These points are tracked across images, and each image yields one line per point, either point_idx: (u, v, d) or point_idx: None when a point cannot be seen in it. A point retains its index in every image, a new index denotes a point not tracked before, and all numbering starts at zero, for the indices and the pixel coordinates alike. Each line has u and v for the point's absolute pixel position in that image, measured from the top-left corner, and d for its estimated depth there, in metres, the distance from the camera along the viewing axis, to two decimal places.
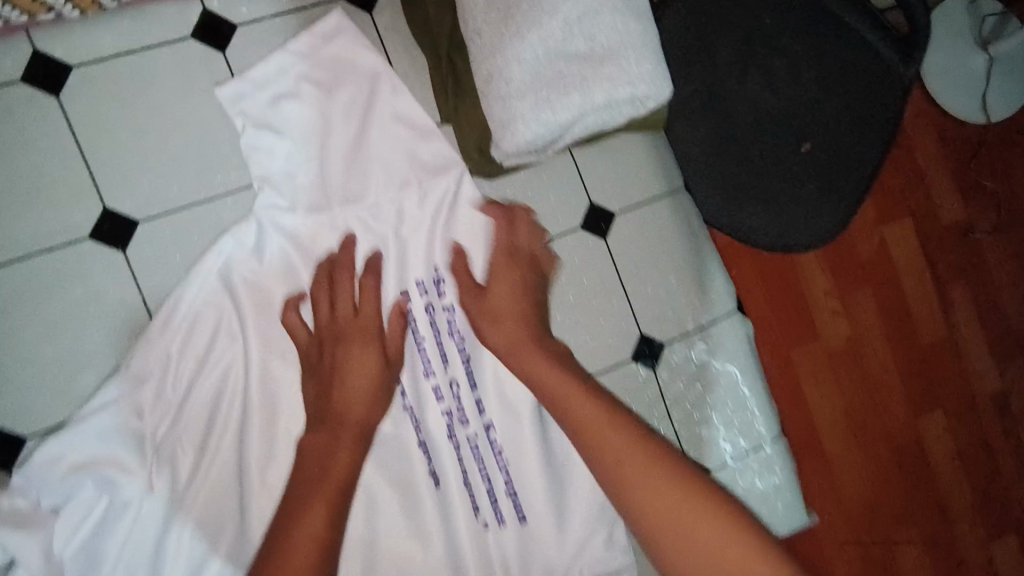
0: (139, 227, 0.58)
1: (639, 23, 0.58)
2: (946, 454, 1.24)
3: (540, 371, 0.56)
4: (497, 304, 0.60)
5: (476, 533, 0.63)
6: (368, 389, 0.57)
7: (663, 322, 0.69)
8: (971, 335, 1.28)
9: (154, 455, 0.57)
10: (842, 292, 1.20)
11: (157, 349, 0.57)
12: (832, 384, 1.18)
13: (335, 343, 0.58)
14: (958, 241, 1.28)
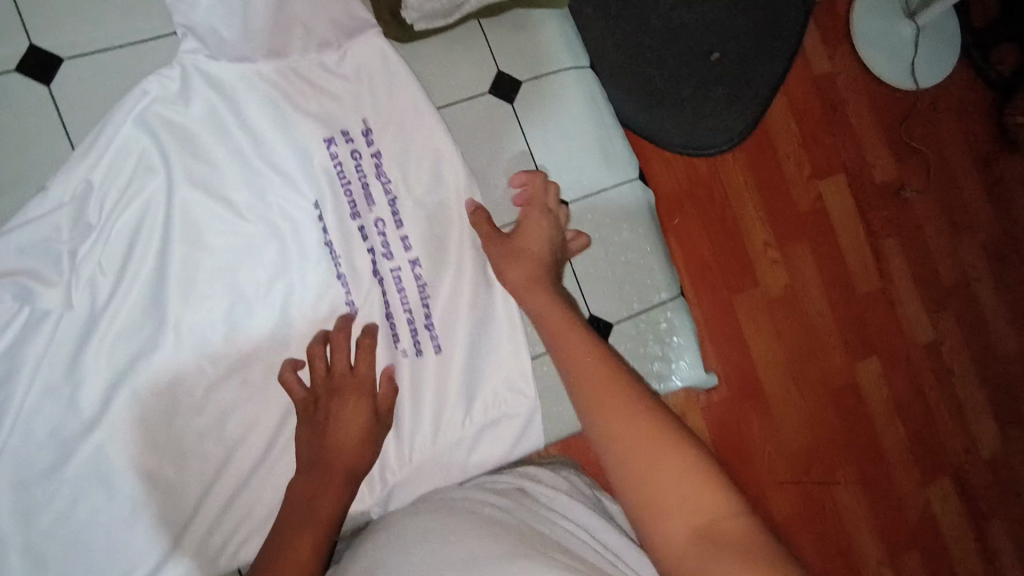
0: (63, 63, 0.62)
1: None
2: (874, 388, 1.40)
3: (538, 302, 0.65)
4: (520, 247, 0.69)
5: (393, 359, 0.70)
6: (359, 439, 0.64)
7: (567, 184, 0.75)
8: (898, 283, 1.44)
9: (73, 273, 0.61)
10: (781, 244, 1.34)
11: (77, 175, 0.61)
12: (771, 328, 1.33)
13: (333, 398, 0.65)
14: (887, 202, 1.43)
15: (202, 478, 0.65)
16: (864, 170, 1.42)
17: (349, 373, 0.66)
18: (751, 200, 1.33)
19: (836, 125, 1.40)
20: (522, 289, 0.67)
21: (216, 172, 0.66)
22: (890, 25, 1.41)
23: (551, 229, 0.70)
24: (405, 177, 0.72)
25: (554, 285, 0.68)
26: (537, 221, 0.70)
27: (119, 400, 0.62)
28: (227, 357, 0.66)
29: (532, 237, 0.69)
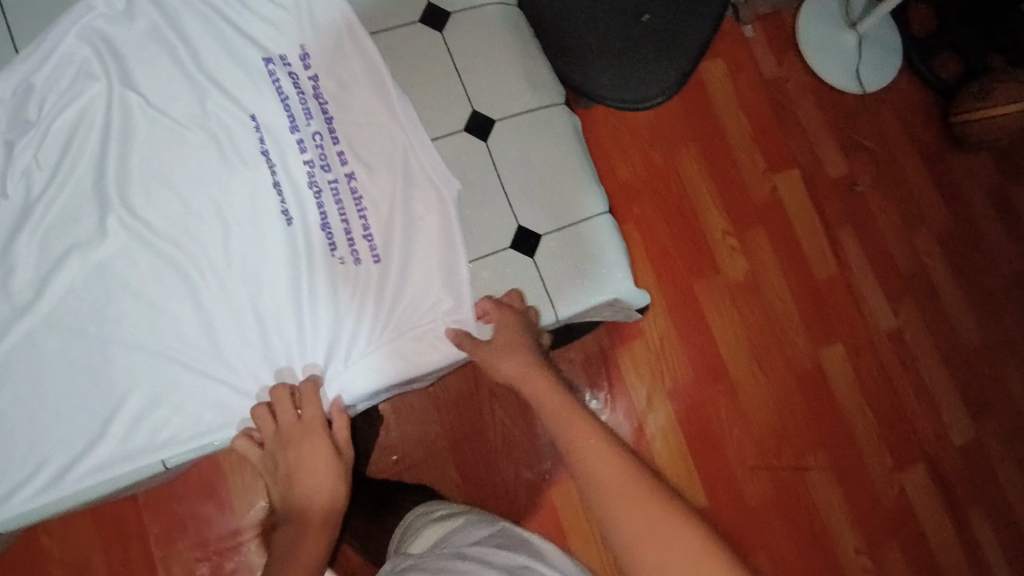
0: None
1: None
2: (840, 374, 1.34)
3: (532, 386, 0.66)
4: (504, 339, 0.70)
5: (329, 266, 0.71)
6: (327, 477, 0.67)
7: (492, 103, 0.80)
8: (860, 273, 1.39)
9: (9, 163, 0.66)
10: (739, 232, 1.34)
11: (16, 75, 0.65)
12: (733, 313, 1.31)
13: (291, 451, 0.67)
14: (841, 196, 1.42)
15: (125, 374, 0.66)
16: (816, 164, 1.42)
17: (301, 429, 0.67)
18: (705, 187, 1.34)
19: (782, 116, 1.42)
20: (513, 376, 0.68)
21: (156, 83, 0.70)
22: (832, 35, 1.43)
23: (523, 325, 0.72)
24: (347, 97, 0.74)
25: (543, 362, 0.69)
26: (503, 315, 0.72)
27: (52, 287, 0.66)
28: (160, 260, 0.68)
29: (506, 331, 0.71)
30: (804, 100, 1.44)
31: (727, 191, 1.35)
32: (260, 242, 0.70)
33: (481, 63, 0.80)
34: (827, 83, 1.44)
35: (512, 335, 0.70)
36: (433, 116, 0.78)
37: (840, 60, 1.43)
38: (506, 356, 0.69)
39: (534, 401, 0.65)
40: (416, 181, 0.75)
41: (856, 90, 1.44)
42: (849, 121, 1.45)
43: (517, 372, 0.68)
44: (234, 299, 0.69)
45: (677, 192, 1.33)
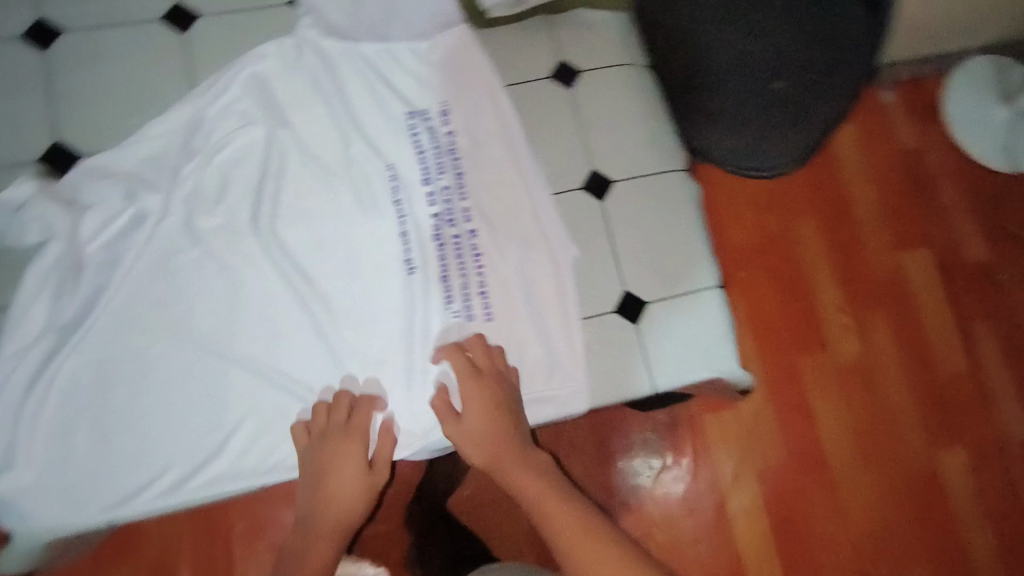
0: (199, 19, 0.76)
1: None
2: (959, 484, 1.19)
3: (507, 471, 0.66)
4: (472, 422, 0.67)
5: (443, 319, 0.72)
6: (353, 492, 0.67)
7: (614, 164, 0.79)
8: (996, 375, 1.24)
9: (174, 184, 0.71)
10: (855, 311, 1.25)
11: (190, 110, 0.73)
12: (839, 397, 1.21)
13: (321, 453, 0.67)
14: (979, 285, 1.27)
15: (248, 393, 0.69)
16: (953, 248, 1.29)
17: (337, 433, 0.68)
18: (822, 258, 1.26)
19: (917, 191, 1.31)
20: (481, 456, 0.67)
21: (311, 126, 0.75)
22: (984, 106, 1.29)
23: (502, 386, 0.69)
24: (480, 154, 0.76)
25: (519, 442, 0.68)
26: (493, 386, 0.68)
27: (189, 306, 0.70)
28: (291, 294, 0.71)
29: (484, 415, 0.68)
30: (945, 177, 1.32)
31: (846, 267, 1.26)
32: (382, 286, 0.73)
33: (607, 124, 0.80)
34: (974, 160, 1.31)
35: (490, 418, 0.67)
36: (554, 170, 0.78)
37: (990, 133, 1.29)
38: (470, 444, 0.67)
39: (517, 487, 0.65)
40: (539, 245, 0.75)
41: (1005, 168, 1.29)
42: (998, 204, 1.30)
43: (483, 457, 0.67)
44: (349, 334, 0.72)
45: (792, 260, 1.25)
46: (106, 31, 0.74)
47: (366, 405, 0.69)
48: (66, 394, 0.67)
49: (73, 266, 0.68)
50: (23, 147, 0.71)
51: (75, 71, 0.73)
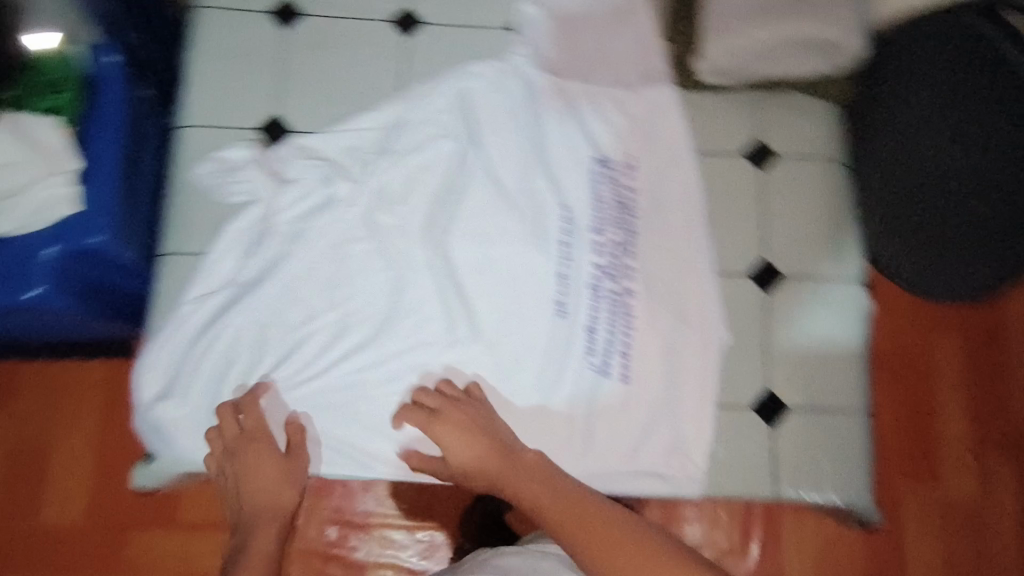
0: (424, 27, 0.80)
1: (819, 49, 0.72)
2: None
3: (490, 477, 0.68)
4: (456, 452, 0.69)
5: (581, 370, 0.74)
6: (278, 481, 0.72)
7: (788, 259, 0.77)
8: None
9: (365, 177, 0.75)
10: (982, 453, 1.11)
11: (392, 109, 0.77)
12: (939, 542, 1.08)
13: (237, 461, 0.71)
14: None
15: (381, 388, 0.73)
16: None
17: (244, 438, 0.71)
18: (959, 385, 1.13)
19: None
20: (471, 470, 0.69)
21: (501, 150, 0.77)
22: None
23: (448, 414, 0.69)
24: (654, 217, 0.77)
25: (501, 452, 0.68)
26: (458, 422, 0.69)
27: (347, 294, 0.74)
28: (445, 307, 0.74)
29: (459, 448, 0.69)
30: None
31: (985, 401, 1.12)
32: (531, 322, 0.74)
33: (790, 217, 0.78)
34: None
35: (466, 450, 0.69)
36: (725, 251, 0.77)
37: None
38: (474, 473, 0.69)
39: (513, 495, 0.67)
40: (689, 322, 0.75)
41: None
42: None
43: (482, 477, 0.69)
44: (488, 358, 0.74)
45: (928, 379, 1.12)
46: (341, 23, 0.80)
47: (255, 404, 0.71)
48: (229, 347, 0.72)
49: (263, 229, 0.74)
50: (245, 114, 0.77)
51: (305, 54, 0.78)
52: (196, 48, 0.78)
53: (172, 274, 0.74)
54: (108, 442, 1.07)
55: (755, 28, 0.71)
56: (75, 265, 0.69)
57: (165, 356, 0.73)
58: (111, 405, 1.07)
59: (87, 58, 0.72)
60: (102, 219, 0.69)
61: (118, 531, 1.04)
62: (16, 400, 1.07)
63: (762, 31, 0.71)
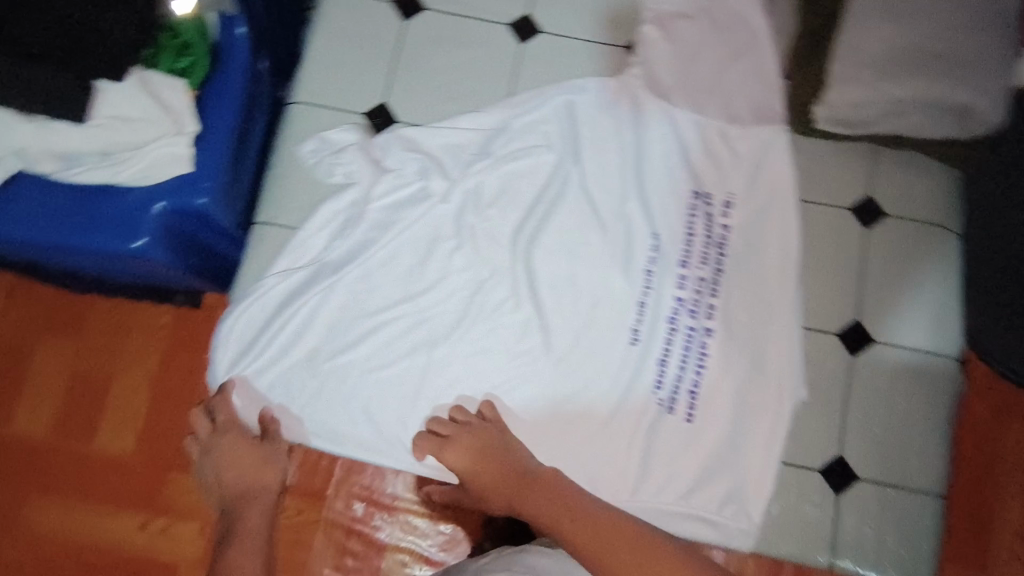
0: (540, 36, 0.81)
1: (959, 105, 0.69)
2: None
3: (505, 496, 0.65)
4: (472, 470, 0.67)
5: (648, 405, 0.73)
6: (259, 463, 0.72)
7: (879, 322, 0.74)
8: None
9: (462, 178, 0.76)
10: None
11: (498, 111, 0.77)
12: None
13: (214, 456, 0.73)
14: None
15: (445, 387, 0.73)
16: None
17: (217, 431, 0.73)
18: None
19: None
20: (487, 488, 0.67)
21: (602, 170, 0.77)
22: None
23: (457, 438, 0.69)
24: (746, 260, 0.75)
25: (513, 470, 0.66)
26: (466, 441, 0.68)
27: (427, 288, 0.75)
28: (524, 318, 0.75)
29: (473, 468, 0.67)
30: None
31: None
32: (604, 346, 0.74)
33: (888, 279, 0.76)
34: None
35: (478, 469, 0.67)
36: (815, 305, 0.75)
37: None
38: (491, 492, 0.67)
39: (529, 515, 0.62)
40: (766, 371, 0.73)
41: None
42: None
43: (497, 496, 0.66)
44: (556, 375, 0.74)
45: None
46: (460, 21, 0.81)
47: (228, 399, 0.73)
48: (305, 324, 0.74)
49: (358, 211, 0.75)
50: (357, 99, 0.79)
51: (424, 50, 0.80)
52: (320, 29, 0.80)
53: (264, 244, 0.76)
54: (163, 384, 1.11)
55: (893, 78, 0.68)
56: (174, 222, 0.73)
57: (244, 323, 0.75)
58: (169, 349, 1.12)
59: (217, 24, 0.74)
60: (206, 182, 0.72)
61: (159, 472, 1.09)
62: (89, 330, 1.13)
63: (902, 81, 0.68)
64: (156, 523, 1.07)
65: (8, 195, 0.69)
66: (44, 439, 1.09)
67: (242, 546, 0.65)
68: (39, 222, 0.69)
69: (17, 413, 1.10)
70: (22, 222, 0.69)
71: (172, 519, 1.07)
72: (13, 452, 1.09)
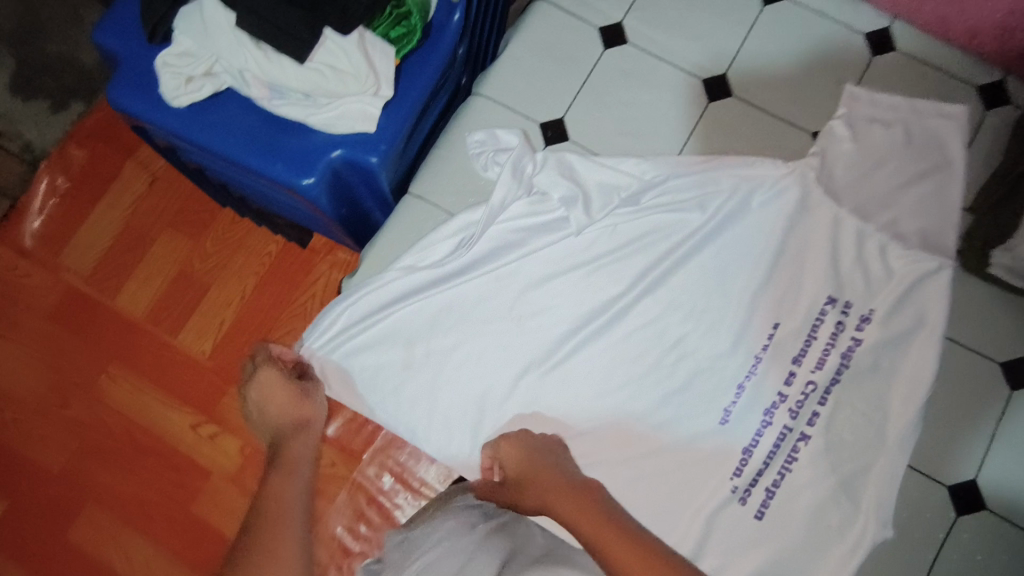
0: (726, 101, 0.81)
1: None
2: None
3: (540, 492, 0.65)
4: (517, 467, 0.69)
5: (721, 487, 0.72)
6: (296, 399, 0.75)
7: (997, 491, 0.70)
8: None
9: (607, 213, 0.76)
10: None
11: (669, 162, 0.76)
12: None
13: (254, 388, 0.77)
14: None
15: (529, 403, 0.75)
16: None
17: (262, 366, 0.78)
18: None
19: None
20: (524, 479, 0.68)
21: (745, 244, 0.76)
22: None
23: (513, 441, 0.71)
24: (868, 380, 0.72)
25: (558, 472, 0.67)
26: (519, 439, 0.71)
27: (543, 303, 0.76)
28: (627, 361, 0.75)
29: (518, 466, 0.69)
30: None
31: None
32: (694, 415, 0.73)
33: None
34: None
35: (522, 467, 0.68)
36: (931, 452, 0.71)
37: None
38: (527, 491, 0.67)
39: (574, 522, 0.61)
40: (856, 497, 0.70)
41: None
42: None
43: (536, 500, 0.65)
44: (643, 427, 0.74)
45: None
46: (654, 67, 0.83)
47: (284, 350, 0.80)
48: (418, 309, 0.76)
49: (483, 223, 0.74)
50: (537, 109, 0.82)
51: (615, 82, 0.82)
52: (525, 35, 0.84)
53: (408, 217, 0.80)
54: (252, 304, 1.17)
55: None
56: (344, 171, 0.78)
57: (358, 301, 0.77)
58: (266, 275, 1.18)
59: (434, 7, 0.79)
60: (383, 145, 0.76)
61: (224, 384, 1.15)
62: (207, 236, 1.20)
63: None
64: (206, 429, 1.13)
65: (216, 104, 0.76)
66: (141, 320, 1.17)
67: (285, 478, 0.68)
68: (223, 138, 0.75)
69: (122, 289, 1.19)
70: (211, 131, 0.75)
71: (221, 430, 1.13)
72: (110, 322, 1.17)
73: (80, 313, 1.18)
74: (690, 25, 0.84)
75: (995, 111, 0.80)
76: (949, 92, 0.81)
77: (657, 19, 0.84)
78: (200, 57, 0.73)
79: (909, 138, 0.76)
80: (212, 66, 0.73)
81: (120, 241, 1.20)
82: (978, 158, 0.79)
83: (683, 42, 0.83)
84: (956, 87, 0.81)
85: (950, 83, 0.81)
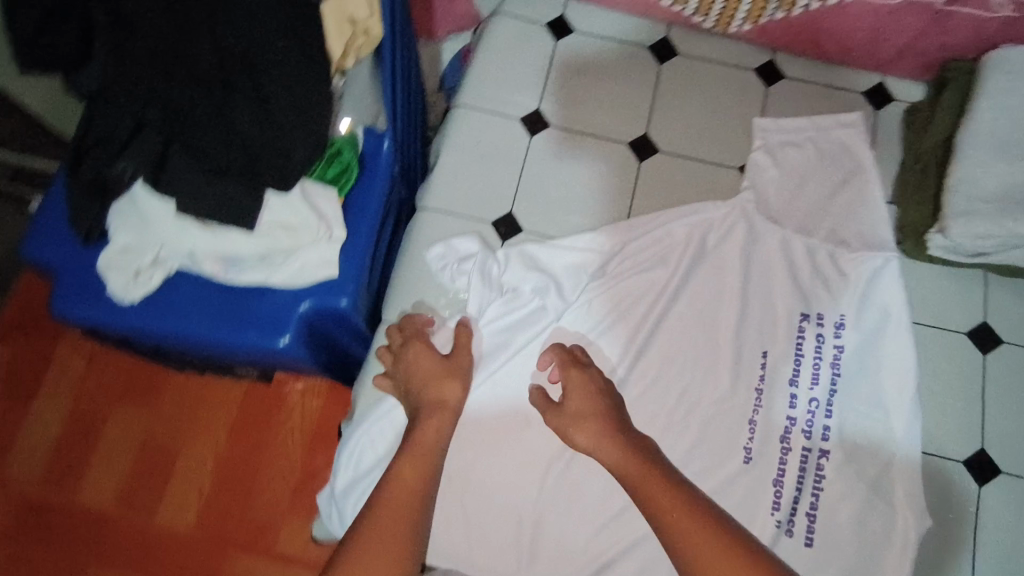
0: (654, 156, 0.86)
1: None
2: None
3: (587, 439, 0.66)
4: (575, 400, 0.69)
5: (765, 524, 0.72)
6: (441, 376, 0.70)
7: (1003, 452, 0.75)
8: None
9: (580, 292, 0.79)
10: None
11: (620, 229, 0.81)
12: None
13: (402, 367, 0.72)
14: None
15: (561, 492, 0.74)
16: None
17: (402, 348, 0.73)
18: None
19: None
20: (579, 412, 0.68)
21: (713, 284, 0.80)
22: None
23: (593, 373, 0.71)
24: (861, 381, 0.76)
25: (612, 405, 0.68)
26: (586, 371, 0.71)
27: None
28: (641, 425, 0.76)
29: (580, 396, 0.69)
30: None
31: None
32: (718, 458, 0.75)
33: (1011, 407, 0.76)
34: None
35: (582, 399, 0.68)
36: (937, 433, 0.76)
37: None
38: (581, 423, 0.67)
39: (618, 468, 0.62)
40: (888, 497, 0.72)
41: None
42: None
43: (586, 441, 0.65)
44: None
45: None
46: (580, 142, 0.87)
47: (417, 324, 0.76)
48: None
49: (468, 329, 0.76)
50: (485, 210, 0.84)
51: (550, 165, 0.86)
52: (454, 142, 0.87)
53: None
54: (231, 456, 1.12)
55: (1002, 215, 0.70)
56: (316, 319, 0.77)
57: (365, 440, 0.76)
58: (238, 421, 1.13)
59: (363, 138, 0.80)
60: (350, 286, 0.76)
61: (221, 548, 1.08)
62: (165, 399, 1.14)
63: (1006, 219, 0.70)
64: None
65: (171, 288, 0.75)
66: (115, 508, 1.09)
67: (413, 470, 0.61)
68: (184, 315, 0.74)
69: (86, 480, 1.11)
70: (172, 315, 0.74)
71: None
72: (81, 521, 1.09)
73: (44, 521, 1.09)
74: (601, 95, 0.89)
75: (884, 112, 0.89)
76: (842, 103, 0.89)
77: (570, 98, 0.89)
78: (144, 248, 0.71)
79: (822, 154, 0.83)
80: (159, 252, 0.72)
81: (73, 430, 1.13)
82: (885, 155, 0.87)
83: (599, 112, 0.89)
84: (845, 97, 0.89)
85: (840, 95, 0.89)
